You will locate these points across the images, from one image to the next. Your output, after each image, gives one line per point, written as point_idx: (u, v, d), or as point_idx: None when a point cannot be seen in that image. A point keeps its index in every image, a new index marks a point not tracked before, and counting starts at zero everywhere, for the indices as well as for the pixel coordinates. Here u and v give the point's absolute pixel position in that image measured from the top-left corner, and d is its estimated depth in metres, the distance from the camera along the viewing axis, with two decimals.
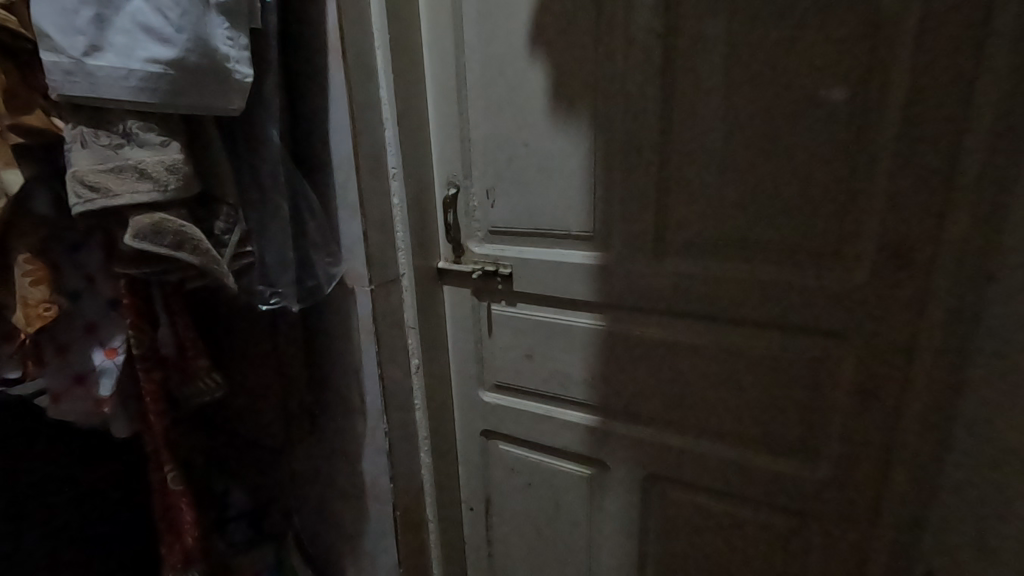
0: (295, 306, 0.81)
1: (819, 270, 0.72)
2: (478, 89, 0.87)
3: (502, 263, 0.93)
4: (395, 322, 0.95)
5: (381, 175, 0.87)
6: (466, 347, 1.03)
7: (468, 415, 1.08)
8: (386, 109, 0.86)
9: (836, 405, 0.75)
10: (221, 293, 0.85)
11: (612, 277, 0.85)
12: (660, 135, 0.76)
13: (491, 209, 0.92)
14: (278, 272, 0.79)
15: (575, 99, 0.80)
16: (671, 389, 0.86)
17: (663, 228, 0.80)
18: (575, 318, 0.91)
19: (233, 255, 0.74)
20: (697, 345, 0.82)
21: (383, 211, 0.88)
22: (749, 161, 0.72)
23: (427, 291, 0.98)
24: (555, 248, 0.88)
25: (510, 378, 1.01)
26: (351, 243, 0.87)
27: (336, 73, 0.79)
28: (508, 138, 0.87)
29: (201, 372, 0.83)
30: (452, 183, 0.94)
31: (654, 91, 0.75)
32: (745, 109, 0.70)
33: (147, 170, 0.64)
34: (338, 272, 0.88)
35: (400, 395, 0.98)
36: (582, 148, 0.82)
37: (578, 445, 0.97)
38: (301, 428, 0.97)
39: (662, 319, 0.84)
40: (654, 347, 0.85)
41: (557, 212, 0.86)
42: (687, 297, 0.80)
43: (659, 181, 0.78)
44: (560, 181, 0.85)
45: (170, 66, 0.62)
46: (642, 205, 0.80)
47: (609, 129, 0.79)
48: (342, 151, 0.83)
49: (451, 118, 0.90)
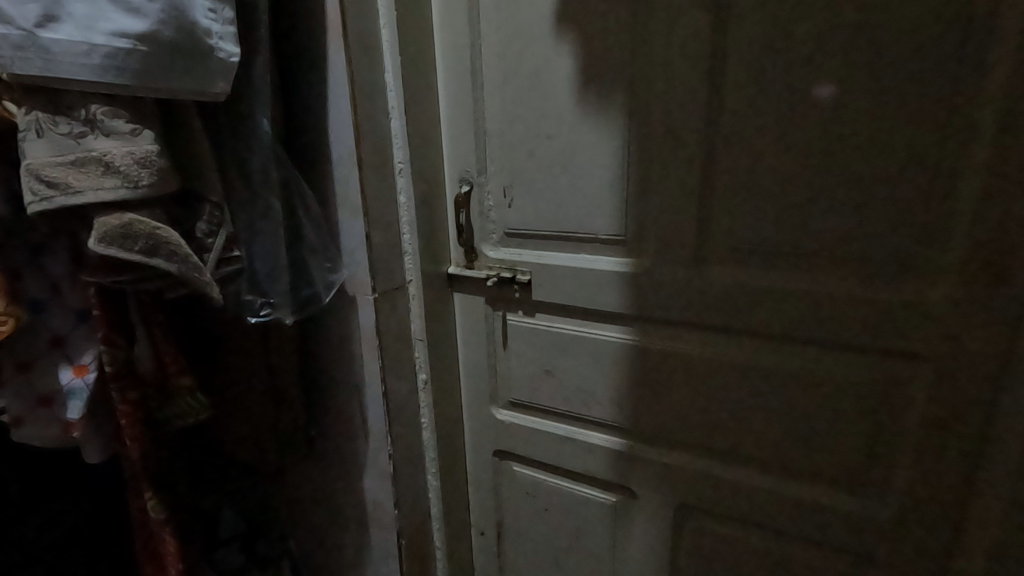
0: (289, 318, 0.71)
1: (890, 282, 0.62)
2: (494, 74, 0.78)
3: (520, 269, 0.84)
4: (400, 334, 0.85)
5: (387, 170, 0.78)
6: (479, 360, 0.94)
7: (480, 433, 0.99)
8: (392, 96, 0.76)
9: (906, 436, 0.66)
10: (207, 302, 0.76)
11: (645, 286, 0.76)
12: (706, 126, 0.67)
13: (509, 209, 0.83)
14: (270, 281, 0.70)
15: (607, 85, 0.71)
16: (711, 411, 0.77)
17: (705, 231, 0.71)
18: (601, 331, 0.82)
19: (219, 260, 0.65)
20: (742, 363, 0.73)
21: (389, 210, 0.79)
22: (811, 157, 0.62)
23: (436, 299, 0.88)
24: (581, 253, 0.79)
25: (527, 395, 0.91)
26: (353, 246, 0.78)
27: (336, 55, 0.70)
28: (528, 129, 0.77)
29: (184, 392, 0.73)
30: (465, 179, 0.84)
31: (700, 74, 0.66)
32: (810, 94, 0.61)
33: (114, 164, 0.54)
34: (337, 280, 0.78)
35: (406, 413, 0.89)
36: (615, 141, 0.72)
37: (602, 470, 0.88)
38: (296, 450, 0.87)
39: (702, 335, 0.75)
40: (692, 365, 0.76)
41: (584, 212, 0.77)
42: (732, 310, 0.71)
43: (703, 178, 0.69)
44: (588, 178, 0.75)
45: (141, 41, 0.53)
46: (681, 206, 0.71)
47: (645, 120, 0.70)
48: (342, 143, 0.73)
49: (465, 107, 0.81)
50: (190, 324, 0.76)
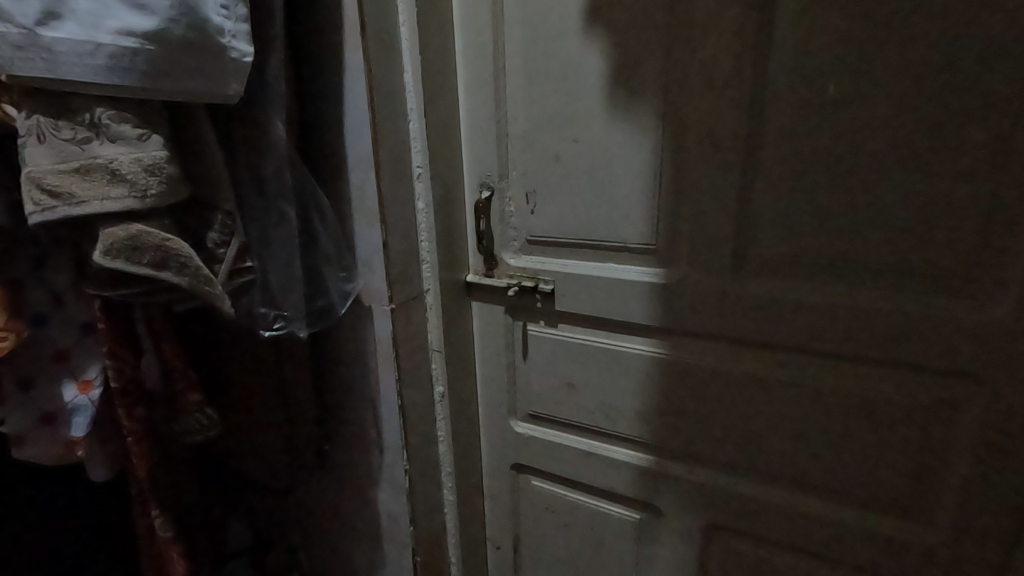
0: (303, 332, 0.68)
1: (944, 298, 0.58)
2: (518, 75, 0.74)
3: (543, 278, 0.80)
4: (417, 346, 0.82)
5: (405, 175, 0.74)
6: (497, 371, 0.91)
7: (497, 446, 0.96)
8: (411, 97, 0.72)
9: (955, 459, 0.62)
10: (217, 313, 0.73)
11: (676, 298, 0.72)
12: (746, 130, 0.63)
13: (531, 215, 0.79)
14: (283, 293, 0.66)
15: (639, 87, 0.67)
16: (744, 429, 0.73)
17: (742, 242, 0.67)
18: (628, 344, 0.78)
19: (231, 271, 0.62)
20: (779, 380, 0.69)
21: (407, 217, 0.76)
22: (862, 164, 0.58)
23: (454, 308, 0.85)
24: (608, 262, 0.76)
25: (548, 408, 0.88)
26: (370, 255, 0.75)
27: (354, 55, 0.66)
28: (554, 132, 0.73)
29: (193, 408, 0.70)
30: (485, 185, 0.80)
31: (742, 75, 0.62)
32: (865, 97, 0.57)
33: (120, 171, 0.51)
34: (352, 289, 0.75)
35: (423, 427, 0.86)
36: (646, 145, 0.68)
37: (626, 486, 0.85)
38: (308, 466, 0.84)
39: (736, 349, 0.71)
40: (725, 380, 0.73)
41: (612, 220, 0.73)
42: (770, 324, 0.67)
43: (741, 185, 0.65)
44: (617, 184, 0.72)
45: (149, 41, 0.49)
46: (717, 215, 0.67)
47: (679, 124, 0.66)
48: (359, 147, 0.70)
49: (487, 109, 0.77)
50: (202, 335, 0.73)
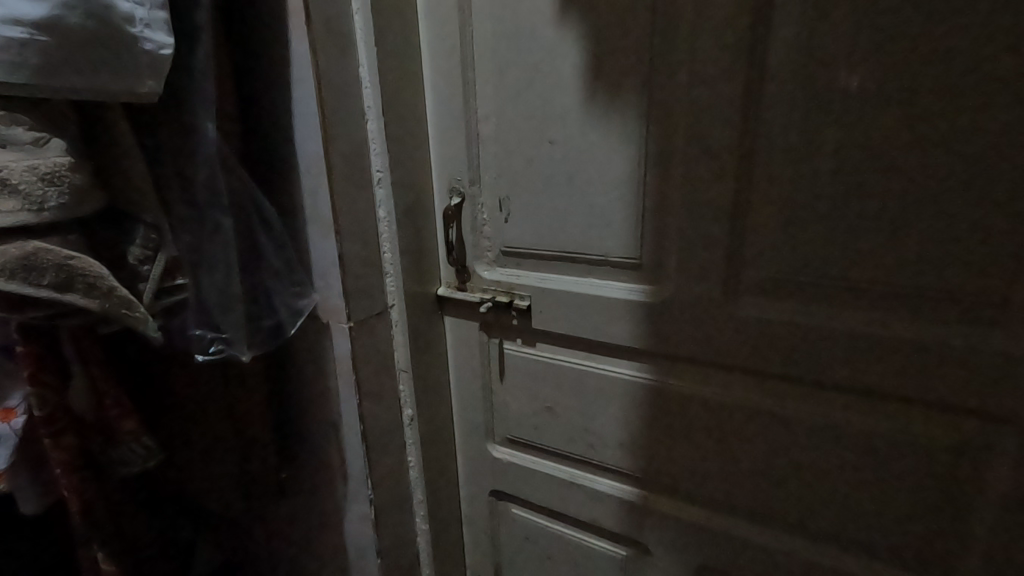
0: (245, 356, 0.61)
1: (975, 330, 0.50)
2: (488, 69, 0.66)
3: (518, 293, 0.73)
4: (382, 366, 0.75)
5: (362, 181, 0.67)
6: (472, 392, 0.84)
7: (475, 471, 0.89)
8: (367, 94, 0.65)
9: (979, 513, 0.54)
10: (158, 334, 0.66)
11: (663, 319, 0.64)
12: (742, 131, 0.55)
13: (505, 224, 0.72)
14: (221, 313, 0.60)
15: (620, 81, 0.59)
16: (740, 465, 0.66)
17: (737, 258, 0.59)
18: (611, 367, 0.71)
19: (159, 289, 0.56)
20: (780, 413, 0.61)
21: (366, 226, 0.69)
22: (877, 171, 0.50)
23: (423, 325, 0.78)
24: (588, 277, 0.68)
25: (526, 434, 0.81)
26: (325, 268, 0.68)
27: (300, 48, 0.59)
28: (528, 133, 0.66)
29: (128, 438, 0.63)
30: (455, 190, 0.73)
31: (738, 67, 0.53)
32: (881, 91, 0.48)
33: (12, 181, 0.43)
34: (306, 306, 0.68)
35: (390, 454, 0.79)
36: (629, 146, 0.61)
37: (611, 521, 0.78)
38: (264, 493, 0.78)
39: (731, 377, 0.63)
40: (719, 410, 0.65)
41: (592, 231, 0.66)
42: (769, 351, 0.59)
43: (737, 194, 0.57)
44: (597, 190, 0.64)
45: (40, 30, 0.42)
46: (710, 227, 0.59)
47: (664, 124, 0.58)
48: (309, 151, 0.63)
49: (455, 107, 0.70)
50: (140, 362, 0.65)
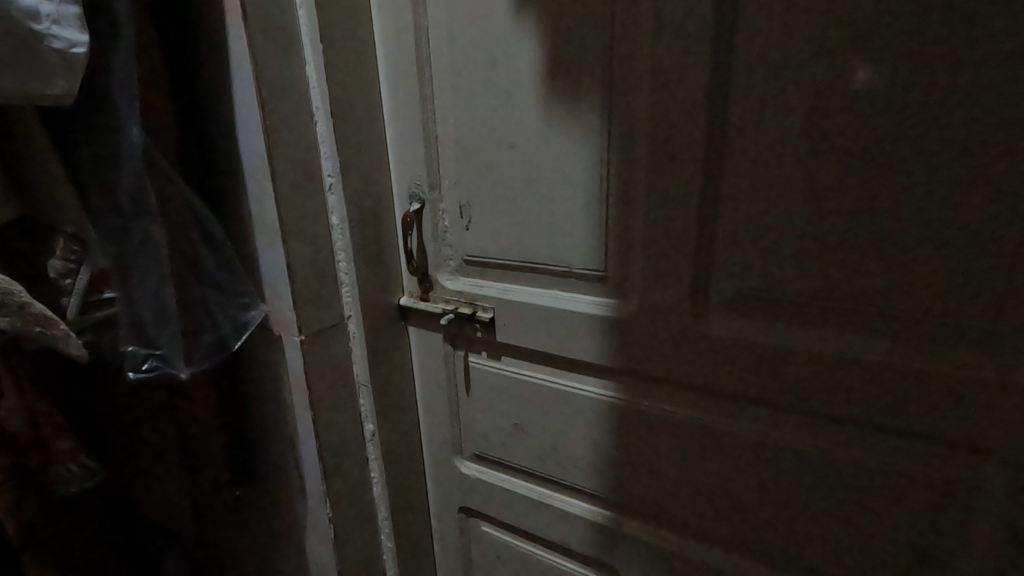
0: (182, 374, 0.57)
1: (956, 353, 0.46)
2: (444, 67, 0.62)
3: (481, 304, 0.69)
4: (340, 380, 0.71)
5: (312, 186, 0.63)
6: (438, 406, 0.80)
7: (443, 487, 0.85)
8: (316, 94, 0.61)
9: (961, 548, 0.50)
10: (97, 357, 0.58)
11: (630, 335, 0.60)
12: (708, 136, 0.50)
13: (466, 232, 0.68)
14: (154, 326, 0.56)
15: (581, 80, 0.55)
16: (713, 489, 0.62)
17: (705, 271, 0.55)
18: (577, 384, 0.66)
19: (85, 304, 0.52)
20: (753, 436, 0.58)
21: (318, 234, 0.65)
22: (851, 181, 0.46)
23: (384, 337, 0.74)
24: (552, 289, 0.64)
25: (493, 450, 0.77)
26: (274, 278, 0.64)
27: (238, 46, 0.55)
28: (487, 136, 0.62)
29: (62, 458, 0.57)
30: (414, 196, 0.69)
31: (702, 67, 0.49)
32: (856, 94, 0.44)
33: None
34: (254, 318, 0.64)
35: (350, 471, 0.76)
36: (591, 151, 0.56)
37: (581, 543, 0.74)
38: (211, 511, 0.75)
39: (702, 397, 0.60)
40: (690, 431, 0.61)
41: (555, 241, 0.62)
42: (740, 370, 0.56)
43: (705, 203, 0.52)
44: (559, 197, 0.60)
45: None
46: (676, 239, 0.54)
47: (627, 127, 0.54)
48: (252, 155, 0.59)
49: (412, 107, 0.65)
50: (87, 381, 0.60)
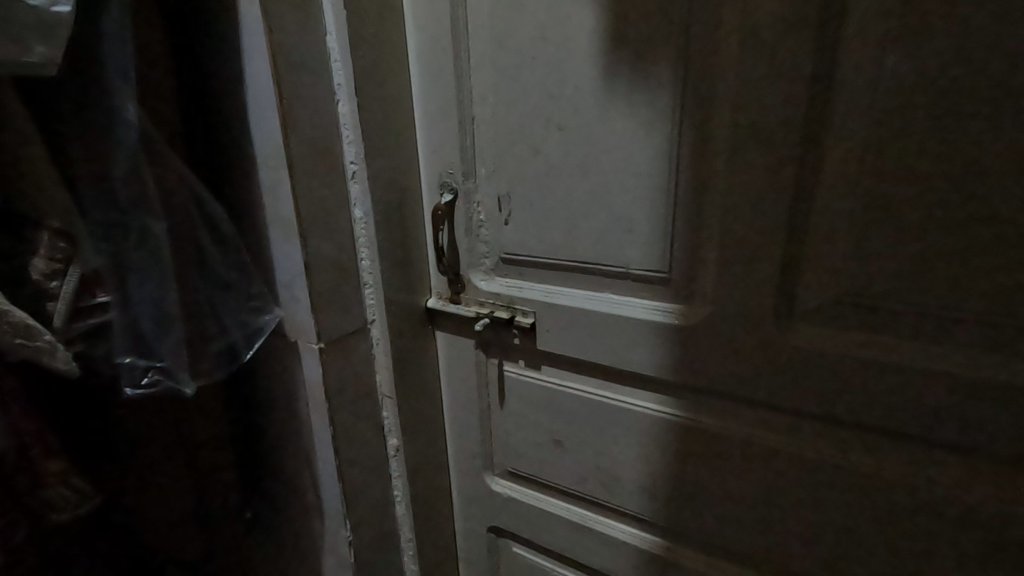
0: (187, 390, 0.50)
1: None
2: (484, 39, 0.54)
3: (520, 308, 0.62)
4: (361, 392, 0.64)
5: (333, 176, 0.56)
6: (468, 417, 0.73)
7: (471, 504, 0.78)
8: (339, 70, 0.54)
9: None
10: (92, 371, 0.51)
11: (697, 346, 0.53)
12: (806, 114, 0.42)
13: (505, 226, 0.60)
14: (157, 335, 0.49)
15: (650, 51, 0.47)
16: (788, 521, 0.54)
17: (793, 274, 0.47)
18: (630, 398, 0.59)
19: (76, 310, 0.45)
20: (843, 464, 0.50)
21: (339, 229, 0.57)
22: (991, 169, 0.38)
23: (410, 342, 0.67)
24: (604, 291, 0.57)
25: (528, 467, 0.70)
26: (290, 279, 0.56)
27: (250, 13, 0.48)
28: (532, 117, 0.54)
29: (54, 480, 0.50)
30: (446, 186, 0.62)
31: (805, 30, 0.40)
32: (1006, 62, 0.35)
33: None
34: (268, 322, 0.57)
35: (371, 490, 0.68)
36: (658, 134, 0.49)
37: (628, 571, 0.67)
38: (216, 545, 0.66)
39: (780, 417, 0.52)
40: (764, 456, 0.54)
41: (610, 237, 0.54)
42: (833, 388, 0.48)
43: (798, 194, 0.44)
44: (617, 188, 0.52)
45: None
46: (760, 236, 0.47)
47: (704, 106, 0.46)
48: (265, 139, 0.52)
49: (445, 85, 0.58)
50: (84, 394, 0.53)
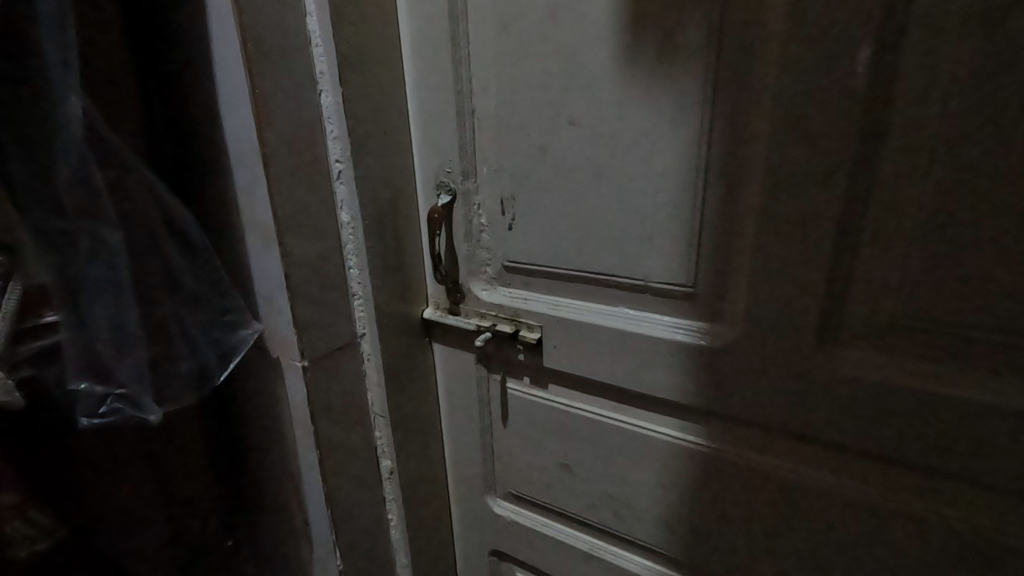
0: (152, 418, 0.45)
1: None
2: (486, 21, 0.48)
3: (525, 321, 0.56)
4: (351, 412, 0.59)
5: (316, 176, 0.50)
6: (468, 435, 0.67)
7: (472, 526, 0.73)
8: (322, 56, 0.48)
9: None
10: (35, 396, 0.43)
11: (725, 369, 0.47)
12: (863, 108, 0.36)
13: (509, 232, 0.54)
14: (116, 358, 0.43)
15: (677, 33, 0.41)
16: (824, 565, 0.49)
17: (841, 293, 0.41)
18: (646, 423, 0.54)
19: (19, 331, 0.40)
20: (892, 506, 0.44)
21: (324, 235, 0.51)
22: None
23: (404, 357, 0.61)
24: (619, 305, 0.51)
25: (533, 490, 0.65)
26: (270, 290, 0.51)
27: None
28: (539, 110, 0.48)
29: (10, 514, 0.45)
30: (443, 186, 0.56)
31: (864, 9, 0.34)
32: None
33: None
34: (245, 338, 0.51)
35: (363, 517, 0.63)
36: (684, 129, 0.43)
37: None
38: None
39: (819, 452, 0.46)
40: (799, 492, 0.48)
41: (627, 246, 0.48)
42: (886, 424, 0.41)
43: (850, 201, 0.38)
44: (636, 190, 0.46)
45: None
46: (803, 247, 0.40)
47: (739, 98, 0.40)
48: (239, 135, 0.46)
49: (442, 73, 0.52)
50: (30, 419, 0.45)
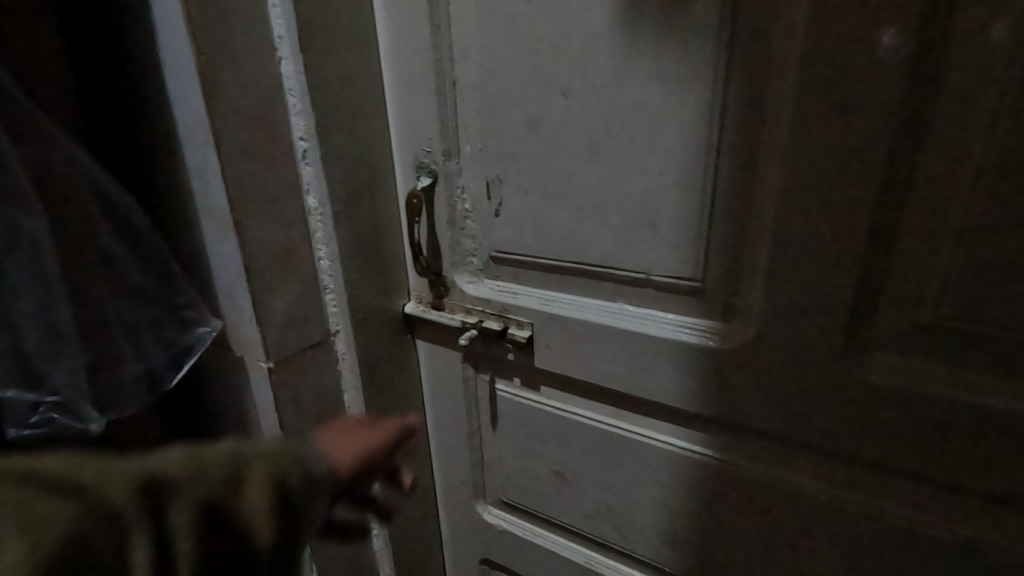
0: (90, 429, 0.41)
1: None
2: None
3: (514, 318, 0.51)
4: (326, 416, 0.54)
5: (277, 156, 0.44)
6: (456, 438, 0.62)
7: (462, 533, 0.68)
8: (280, 18, 0.42)
9: None
10: None
11: (737, 374, 0.41)
12: (908, 69, 0.30)
13: (496, 219, 0.49)
14: (47, 362, 0.39)
15: None
16: None
17: (874, 290, 0.35)
18: (649, 431, 0.48)
19: None
20: (929, 533, 0.38)
21: (288, 222, 0.46)
22: None
23: (383, 355, 0.56)
24: (618, 300, 0.46)
25: (526, 498, 0.60)
26: (230, 283, 0.45)
27: None
28: (527, 80, 0.42)
29: None
30: (423, 167, 0.50)
31: None
32: None
33: None
34: (202, 338, 0.46)
35: None
36: (692, 99, 0.37)
37: None
38: None
39: (845, 469, 0.40)
40: (819, 512, 0.42)
41: (627, 234, 0.43)
42: (926, 442, 0.36)
43: (890, 181, 0.32)
44: (637, 170, 0.40)
45: None
46: (831, 236, 0.35)
47: (757, 61, 0.34)
48: (184, 107, 0.40)
49: (419, 38, 0.46)
50: None
